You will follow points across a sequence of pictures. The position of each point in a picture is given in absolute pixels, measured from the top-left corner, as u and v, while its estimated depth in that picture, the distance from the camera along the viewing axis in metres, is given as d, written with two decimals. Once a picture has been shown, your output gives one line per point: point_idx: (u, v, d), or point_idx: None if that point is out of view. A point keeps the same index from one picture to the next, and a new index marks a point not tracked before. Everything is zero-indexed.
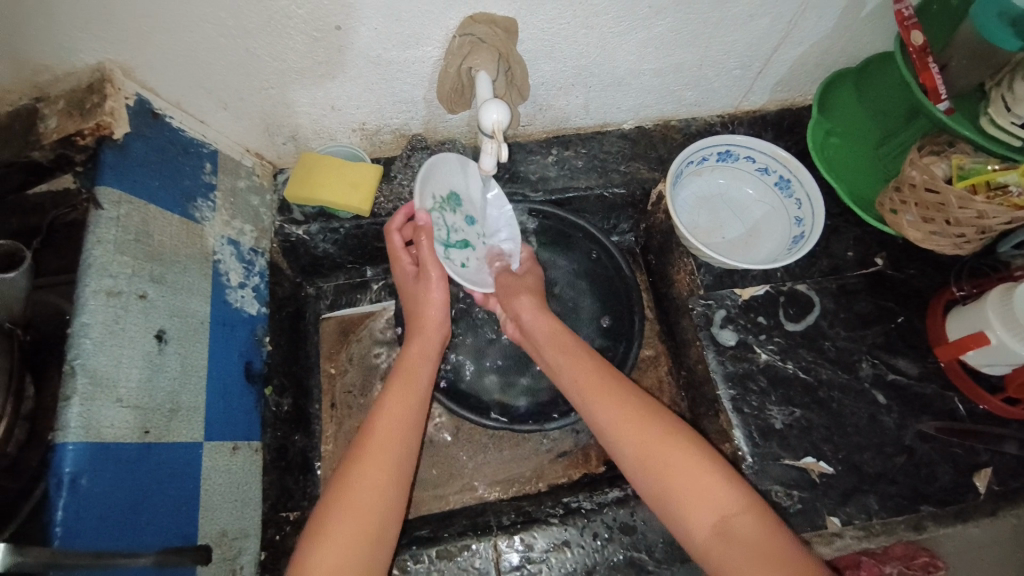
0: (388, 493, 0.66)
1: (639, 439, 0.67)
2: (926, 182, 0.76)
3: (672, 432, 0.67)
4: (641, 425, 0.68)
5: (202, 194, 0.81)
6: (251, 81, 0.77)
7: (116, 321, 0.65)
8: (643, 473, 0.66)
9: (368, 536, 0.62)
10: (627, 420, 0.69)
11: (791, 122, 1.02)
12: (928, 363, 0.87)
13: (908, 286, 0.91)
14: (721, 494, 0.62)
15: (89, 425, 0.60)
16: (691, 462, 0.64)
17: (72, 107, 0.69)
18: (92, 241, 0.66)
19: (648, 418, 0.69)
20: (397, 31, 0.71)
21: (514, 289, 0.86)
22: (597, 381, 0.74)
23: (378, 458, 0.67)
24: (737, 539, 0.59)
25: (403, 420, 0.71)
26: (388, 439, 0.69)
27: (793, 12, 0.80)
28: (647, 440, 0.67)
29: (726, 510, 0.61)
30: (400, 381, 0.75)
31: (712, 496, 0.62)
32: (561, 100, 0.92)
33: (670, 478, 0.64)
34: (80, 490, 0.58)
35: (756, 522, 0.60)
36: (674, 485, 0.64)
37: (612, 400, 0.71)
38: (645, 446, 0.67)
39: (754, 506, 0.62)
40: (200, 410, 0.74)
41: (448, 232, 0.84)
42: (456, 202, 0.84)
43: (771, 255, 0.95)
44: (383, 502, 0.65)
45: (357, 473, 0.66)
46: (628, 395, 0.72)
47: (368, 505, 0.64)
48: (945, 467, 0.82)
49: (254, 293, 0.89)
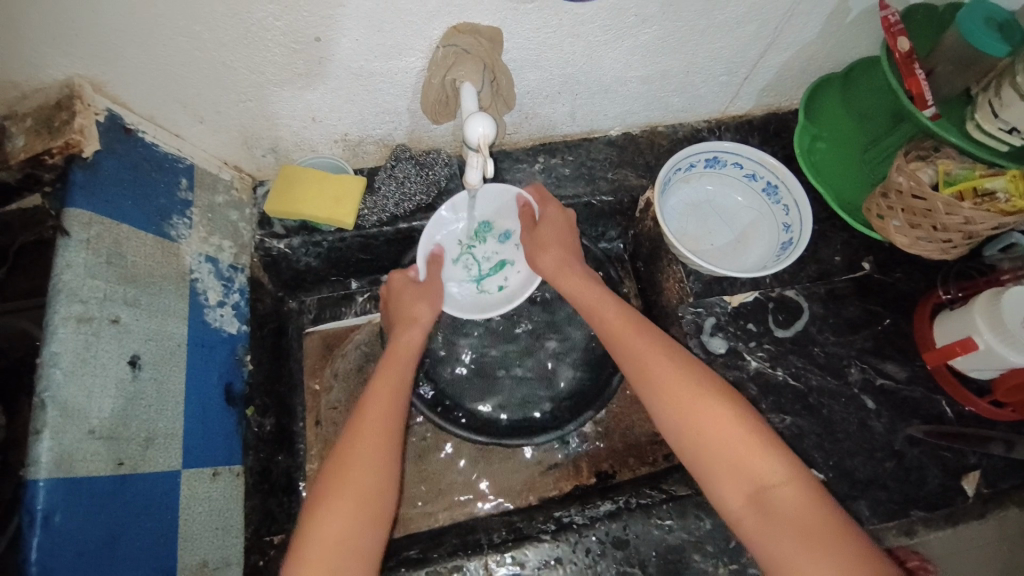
0: (377, 480, 0.65)
1: (688, 415, 0.66)
2: (912, 188, 0.75)
3: (727, 410, 0.66)
4: (696, 401, 0.67)
5: (177, 212, 0.78)
6: (227, 94, 0.75)
7: (86, 348, 0.62)
8: (686, 447, 0.66)
9: (359, 525, 0.62)
10: (679, 395, 0.67)
11: (777, 126, 1.02)
12: (916, 367, 0.87)
13: (895, 290, 0.92)
14: (761, 463, 0.63)
15: (60, 459, 0.58)
16: (746, 442, 0.64)
17: (40, 125, 0.66)
18: (61, 265, 0.63)
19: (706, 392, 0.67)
20: (379, 43, 0.70)
21: (542, 239, 0.84)
22: (649, 355, 0.71)
23: (364, 446, 0.67)
24: (773, 504, 0.61)
25: (387, 405, 0.71)
26: (372, 426, 0.68)
27: (778, 18, 0.80)
28: (699, 414, 0.66)
29: (766, 478, 0.62)
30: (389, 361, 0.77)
31: (756, 467, 0.63)
32: (547, 108, 0.90)
33: (717, 454, 0.64)
34: (53, 528, 0.56)
35: (789, 492, 0.61)
36: (720, 461, 0.64)
37: (668, 371, 0.69)
38: (696, 424, 0.66)
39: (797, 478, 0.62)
40: (178, 436, 0.72)
41: (480, 263, 0.93)
42: (487, 229, 0.91)
43: (760, 262, 0.94)
44: (373, 492, 0.64)
45: (345, 462, 0.65)
46: (673, 362, 0.70)
47: (357, 494, 0.63)
48: (934, 470, 0.83)
49: (235, 311, 0.86)
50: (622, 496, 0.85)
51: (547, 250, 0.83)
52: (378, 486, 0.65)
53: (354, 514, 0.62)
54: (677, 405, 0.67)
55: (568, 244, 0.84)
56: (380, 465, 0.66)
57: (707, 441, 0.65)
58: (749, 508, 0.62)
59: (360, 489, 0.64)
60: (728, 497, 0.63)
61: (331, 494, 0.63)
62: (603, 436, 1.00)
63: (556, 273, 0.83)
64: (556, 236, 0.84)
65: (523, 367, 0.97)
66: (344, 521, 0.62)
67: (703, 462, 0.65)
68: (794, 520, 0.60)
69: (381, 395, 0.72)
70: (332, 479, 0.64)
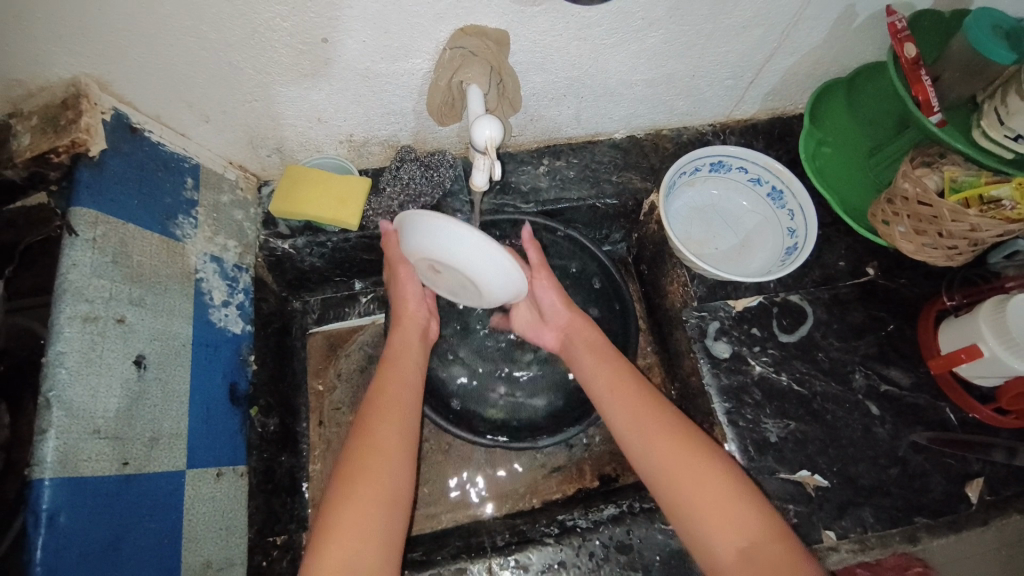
0: (389, 487, 0.64)
1: (676, 459, 0.68)
2: (919, 195, 0.76)
3: (709, 457, 0.68)
4: (674, 439, 0.70)
5: (183, 212, 0.78)
6: (233, 95, 0.75)
7: (92, 348, 0.63)
8: (668, 495, 0.67)
9: (372, 536, 0.61)
10: (656, 441, 0.70)
11: (781, 131, 1.02)
12: (919, 373, 0.87)
13: (899, 295, 0.92)
14: (737, 499, 0.64)
15: (65, 459, 0.58)
16: (726, 481, 0.66)
17: (45, 123, 0.66)
18: (67, 264, 0.63)
19: (684, 433, 0.70)
20: (385, 45, 0.70)
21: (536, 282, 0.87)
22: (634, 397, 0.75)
23: (376, 453, 0.66)
24: (751, 539, 0.62)
25: (398, 412, 0.71)
26: (386, 432, 0.68)
27: (786, 22, 0.80)
28: (681, 454, 0.68)
29: (744, 513, 0.63)
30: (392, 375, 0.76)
31: (736, 503, 0.64)
32: (552, 111, 0.90)
33: (700, 493, 0.65)
34: (59, 527, 0.56)
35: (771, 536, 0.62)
36: (702, 499, 0.65)
37: (645, 414, 0.73)
38: (679, 464, 0.67)
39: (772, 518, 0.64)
40: (183, 436, 0.72)
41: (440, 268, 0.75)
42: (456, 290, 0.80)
43: (764, 267, 0.94)
44: (385, 498, 0.64)
45: (361, 468, 0.65)
46: (653, 406, 0.74)
47: (371, 501, 0.63)
48: (938, 477, 0.83)
49: (239, 311, 0.86)
50: (626, 499, 0.85)
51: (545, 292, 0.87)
52: (390, 495, 0.64)
53: (368, 521, 0.61)
54: (658, 448, 0.69)
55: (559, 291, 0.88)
56: (390, 473, 0.65)
57: (689, 481, 0.66)
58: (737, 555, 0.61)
59: (375, 497, 0.63)
60: (710, 539, 0.63)
61: (344, 501, 0.62)
62: (605, 440, 0.99)
63: (557, 312, 0.88)
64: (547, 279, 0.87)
65: (526, 370, 0.97)
66: (354, 533, 0.60)
67: (687, 503, 0.65)
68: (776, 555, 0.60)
69: (394, 407, 0.71)
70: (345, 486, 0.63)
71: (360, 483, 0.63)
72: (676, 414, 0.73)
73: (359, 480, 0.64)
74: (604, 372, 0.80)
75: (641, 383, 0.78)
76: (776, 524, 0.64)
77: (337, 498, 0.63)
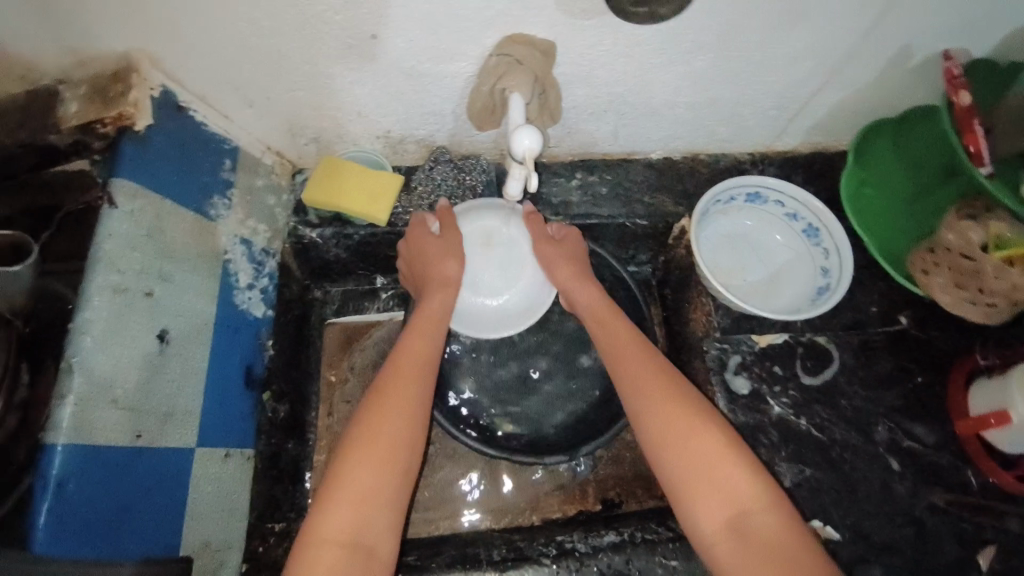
0: (395, 453, 0.64)
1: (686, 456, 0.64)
2: (962, 248, 0.75)
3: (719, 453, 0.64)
4: (690, 430, 0.66)
5: (219, 192, 0.80)
6: (280, 82, 0.76)
7: (119, 318, 0.64)
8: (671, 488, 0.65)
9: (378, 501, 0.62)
10: (670, 432, 0.66)
11: (822, 166, 0.99)
12: (945, 431, 0.84)
13: (931, 348, 0.89)
14: (747, 500, 0.62)
15: (81, 426, 0.58)
16: (742, 485, 0.63)
17: (95, 94, 0.68)
18: (103, 235, 0.64)
19: (708, 432, 0.66)
20: (434, 46, 0.70)
21: (551, 253, 0.82)
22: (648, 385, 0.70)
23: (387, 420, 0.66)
24: (750, 536, 0.60)
25: (413, 376, 0.70)
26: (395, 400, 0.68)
27: (838, 56, 0.79)
28: (694, 448, 0.64)
29: (753, 516, 0.61)
30: (413, 339, 0.74)
31: (745, 502, 0.62)
32: (591, 125, 0.90)
33: (707, 489, 0.63)
34: (66, 494, 0.57)
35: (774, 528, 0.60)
36: (706, 496, 0.63)
37: (660, 400, 0.68)
38: (688, 459, 0.64)
39: (787, 521, 0.61)
40: (196, 414, 0.72)
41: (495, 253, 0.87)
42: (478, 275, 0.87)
43: (793, 305, 0.92)
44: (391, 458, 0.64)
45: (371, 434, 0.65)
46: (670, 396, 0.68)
47: (378, 466, 0.63)
48: (954, 543, 0.79)
49: (262, 295, 0.87)
50: (628, 528, 0.83)
51: (559, 266, 0.82)
52: (395, 459, 0.64)
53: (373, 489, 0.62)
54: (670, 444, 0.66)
55: (580, 262, 0.82)
56: (396, 439, 0.65)
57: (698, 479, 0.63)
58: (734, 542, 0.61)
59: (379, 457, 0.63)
60: (708, 535, 0.62)
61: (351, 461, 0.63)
62: (612, 463, 0.98)
63: (573, 288, 0.81)
64: (567, 251, 0.82)
65: (539, 385, 0.96)
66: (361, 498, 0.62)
67: (690, 497, 0.63)
68: (779, 558, 0.59)
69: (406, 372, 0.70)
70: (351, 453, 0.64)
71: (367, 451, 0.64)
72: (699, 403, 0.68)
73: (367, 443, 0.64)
74: (620, 346, 0.75)
75: (662, 365, 0.72)
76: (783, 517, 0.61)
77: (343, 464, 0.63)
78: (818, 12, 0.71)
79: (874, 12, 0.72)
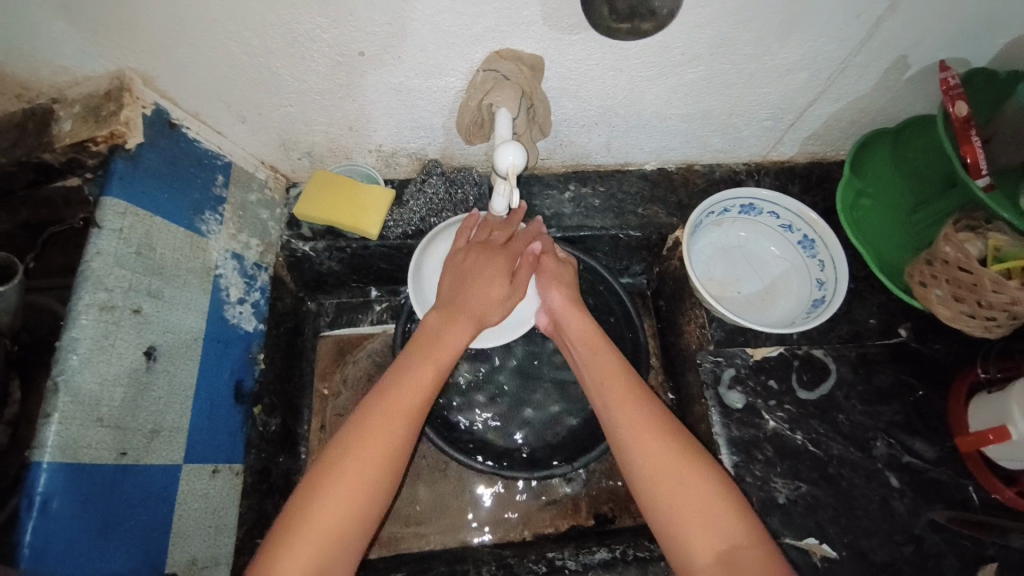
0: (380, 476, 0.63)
1: (675, 487, 0.63)
2: (960, 260, 0.73)
3: (702, 478, 0.64)
4: (680, 463, 0.65)
5: (211, 208, 0.80)
6: (271, 98, 0.76)
7: (105, 337, 0.64)
8: (664, 516, 0.63)
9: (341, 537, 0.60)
10: (662, 462, 0.65)
11: (819, 177, 0.98)
12: (946, 446, 0.83)
13: (931, 361, 0.87)
14: (737, 534, 0.61)
15: (65, 444, 0.59)
16: (731, 518, 0.62)
17: (87, 112, 0.69)
18: (92, 253, 0.65)
19: (691, 464, 0.65)
20: (421, 62, 0.70)
21: (549, 275, 0.81)
22: (645, 422, 0.68)
23: (372, 443, 0.64)
24: (742, 571, 0.58)
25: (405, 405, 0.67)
26: (382, 428, 0.65)
27: (832, 67, 0.78)
28: (684, 479, 0.64)
29: (742, 551, 0.60)
30: (420, 358, 0.71)
31: (735, 536, 0.61)
32: (583, 137, 0.89)
33: (697, 520, 0.62)
34: (50, 513, 0.57)
35: (757, 554, 0.60)
36: (701, 530, 0.61)
37: (653, 432, 0.67)
38: (677, 491, 0.63)
39: (774, 559, 0.60)
40: (183, 431, 0.73)
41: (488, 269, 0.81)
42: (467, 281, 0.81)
43: (787, 317, 0.90)
44: (371, 480, 0.62)
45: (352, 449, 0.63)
46: (662, 426, 0.68)
47: (354, 489, 0.61)
48: (955, 562, 0.77)
49: (253, 309, 0.87)
50: (619, 544, 0.82)
51: (554, 289, 0.81)
52: (381, 481, 0.63)
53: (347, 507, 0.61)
54: (656, 473, 0.65)
55: (571, 287, 0.82)
56: (385, 460, 0.63)
57: (685, 504, 0.63)
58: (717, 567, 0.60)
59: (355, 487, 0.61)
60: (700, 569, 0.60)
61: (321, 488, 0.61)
62: (605, 477, 0.97)
63: (563, 312, 0.80)
64: (562, 274, 0.82)
65: (532, 399, 0.96)
66: (324, 534, 0.59)
67: (685, 529, 0.62)
68: None
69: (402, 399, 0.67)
70: (328, 471, 0.62)
71: (340, 484, 0.61)
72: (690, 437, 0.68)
73: (346, 469, 0.62)
74: (610, 374, 0.73)
75: (650, 397, 0.72)
76: (760, 535, 0.62)
77: (311, 490, 0.61)
78: (810, 25, 0.71)
79: (868, 22, 0.71)
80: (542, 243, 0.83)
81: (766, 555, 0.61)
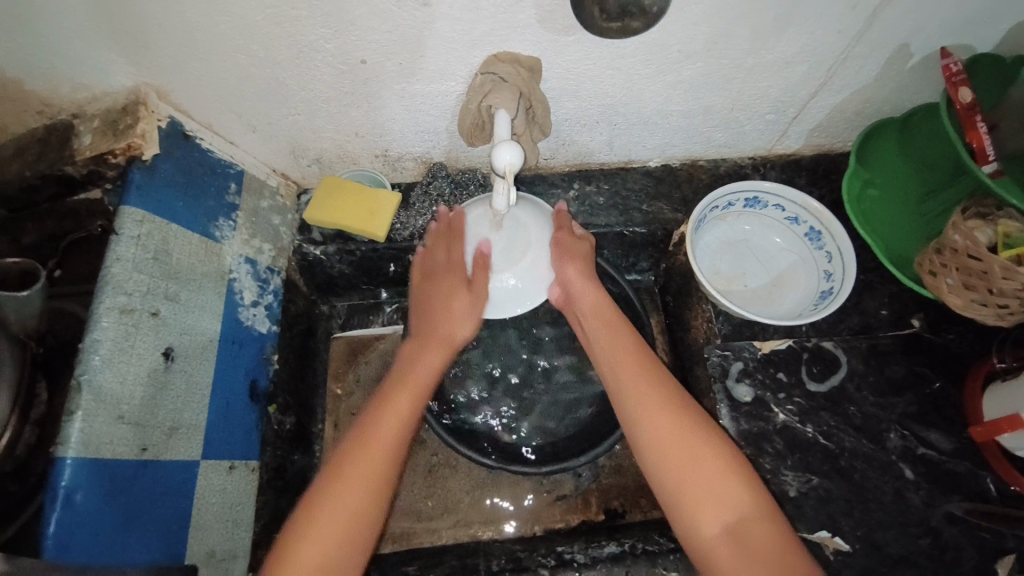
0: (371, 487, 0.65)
1: (684, 468, 0.63)
2: (969, 248, 0.71)
3: (712, 455, 0.64)
4: (690, 442, 0.65)
5: (224, 215, 0.83)
6: (279, 107, 0.79)
7: (125, 338, 0.67)
8: (673, 495, 0.64)
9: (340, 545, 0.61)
10: (672, 444, 0.65)
11: (826, 168, 0.98)
12: (963, 438, 0.81)
13: (946, 351, 0.86)
14: (747, 510, 0.61)
15: (88, 440, 0.62)
16: (740, 492, 0.62)
17: (106, 126, 0.73)
18: (111, 259, 0.68)
19: (701, 442, 0.65)
20: (421, 68, 0.72)
21: (564, 248, 0.78)
22: (655, 405, 0.68)
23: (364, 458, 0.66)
24: (753, 545, 0.59)
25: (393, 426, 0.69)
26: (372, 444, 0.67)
27: (833, 58, 0.78)
28: (694, 457, 0.64)
29: (752, 525, 0.60)
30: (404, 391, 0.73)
31: (745, 510, 0.61)
32: (585, 136, 0.90)
33: (705, 496, 0.62)
34: (74, 506, 0.60)
35: (768, 529, 0.60)
36: (710, 506, 0.62)
37: (661, 412, 0.67)
38: (687, 469, 0.63)
39: (786, 534, 0.60)
40: (200, 428, 0.76)
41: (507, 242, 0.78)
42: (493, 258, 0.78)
43: (795, 309, 0.90)
44: (366, 492, 0.64)
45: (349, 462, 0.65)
46: (672, 408, 0.68)
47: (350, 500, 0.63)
48: (974, 555, 0.76)
49: (267, 311, 0.90)
50: (629, 539, 0.83)
51: (568, 262, 0.78)
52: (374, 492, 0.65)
53: (346, 515, 0.62)
54: (668, 451, 0.65)
55: (585, 261, 0.79)
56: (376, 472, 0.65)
57: (694, 482, 0.63)
58: (726, 542, 0.60)
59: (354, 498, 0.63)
60: (710, 544, 0.61)
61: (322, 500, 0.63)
62: (614, 472, 0.97)
63: (578, 288, 0.78)
64: (577, 248, 0.79)
65: (541, 396, 0.97)
66: (324, 542, 0.61)
67: (695, 509, 0.62)
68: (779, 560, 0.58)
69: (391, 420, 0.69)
70: (326, 485, 0.64)
71: (337, 495, 0.63)
72: (695, 409, 0.68)
73: (341, 482, 0.64)
74: (623, 356, 0.73)
75: (664, 375, 0.71)
76: (771, 509, 0.62)
77: (311, 503, 0.63)
78: (806, 17, 0.70)
79: (866, 12, 0.71)
80: (558, 220, 0.80)
81: (779, 532, 0.60)
